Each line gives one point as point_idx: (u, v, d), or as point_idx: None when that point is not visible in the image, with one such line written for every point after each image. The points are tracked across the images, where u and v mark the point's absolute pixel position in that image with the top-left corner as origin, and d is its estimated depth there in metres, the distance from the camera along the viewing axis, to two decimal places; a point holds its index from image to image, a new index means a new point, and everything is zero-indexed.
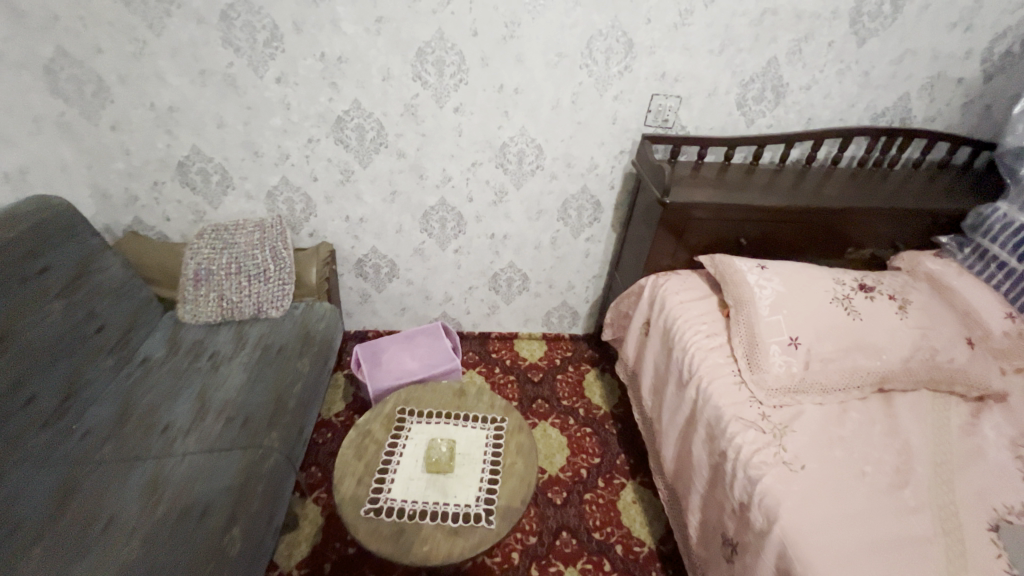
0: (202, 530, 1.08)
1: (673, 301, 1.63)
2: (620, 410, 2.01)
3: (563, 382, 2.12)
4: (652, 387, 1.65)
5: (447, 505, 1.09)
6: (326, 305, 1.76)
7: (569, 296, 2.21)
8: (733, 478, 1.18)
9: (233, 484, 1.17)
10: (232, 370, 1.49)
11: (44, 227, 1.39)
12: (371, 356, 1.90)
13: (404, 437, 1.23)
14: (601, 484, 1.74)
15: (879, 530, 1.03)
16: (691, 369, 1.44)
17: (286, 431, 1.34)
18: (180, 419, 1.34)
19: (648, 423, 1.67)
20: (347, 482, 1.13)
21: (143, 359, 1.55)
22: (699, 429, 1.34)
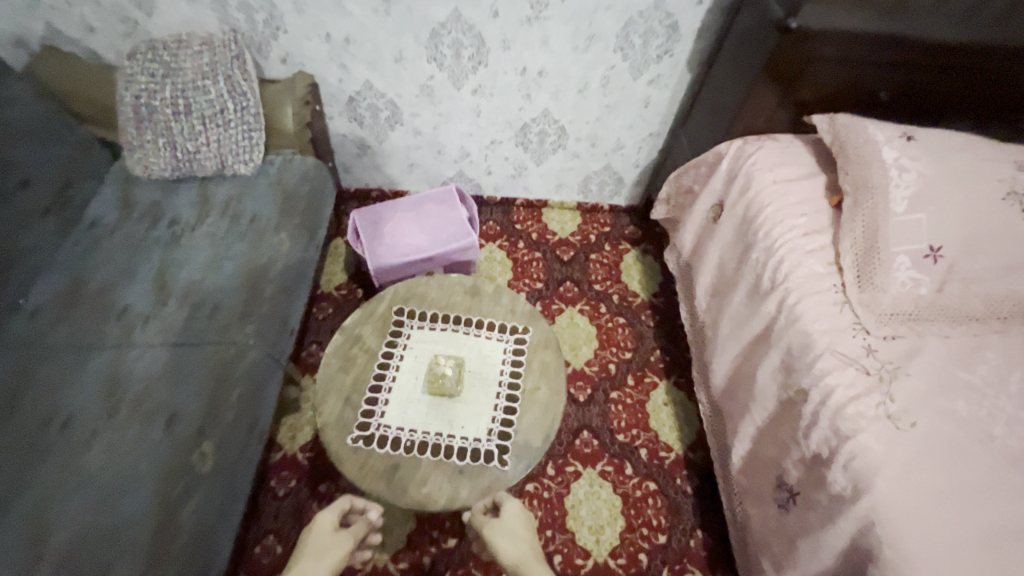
0: (169, 442, 0.92)
1: (763, 181, 1.21)
2: (662, 301, 1.74)
3: (597, 263, 1.81)
4: (712, 288, 1.33)
5: (453, 438, 0.90)
6: (308, 159, 1.38)
7: (615, 159, 1.76)
8: (811, 424, 0.94)
9: (203, 389, 0.98)
10: (195, 244, 1.21)
11: None
12: (372, 224, 1.59)
13: (402, 347, 1.00)
14: (630, 383, 1.55)
15: (1005, 516, 0.79)
16: (776, 278, 1.10)
17: (266, 323, 1.10)
18: (140, 302, 1.11)
19: (697, 327, 1.40)
20: (331, 401, 0.93)
21: (93, 222, 1.27)
22: (773, 354, 1.06)
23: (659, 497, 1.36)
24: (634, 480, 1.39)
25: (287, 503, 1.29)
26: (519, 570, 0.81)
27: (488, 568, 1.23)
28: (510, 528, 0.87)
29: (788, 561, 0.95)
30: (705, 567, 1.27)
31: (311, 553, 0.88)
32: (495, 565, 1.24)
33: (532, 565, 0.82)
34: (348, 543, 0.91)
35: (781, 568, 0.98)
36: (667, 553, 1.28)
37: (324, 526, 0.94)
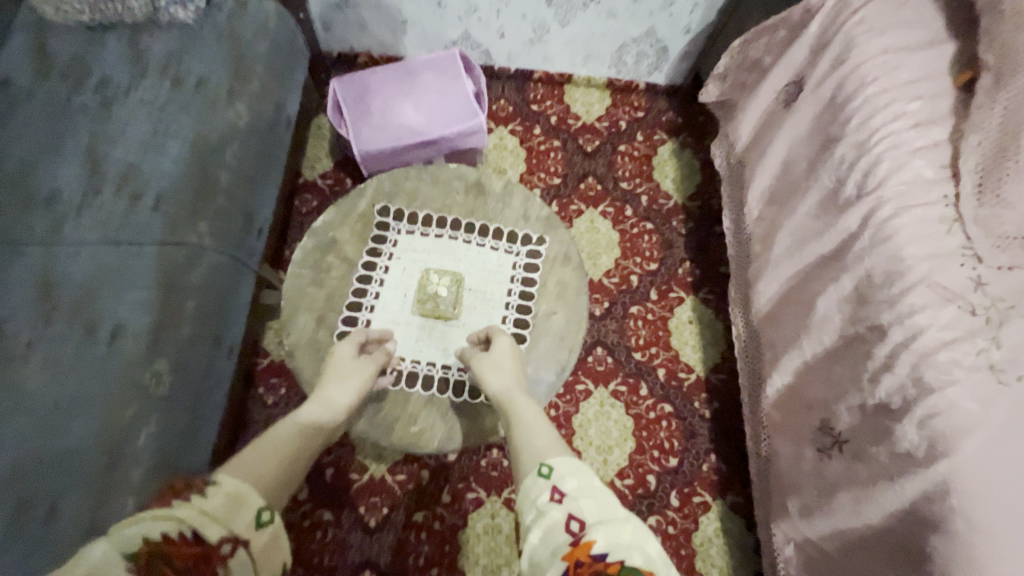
0: (117, 358, 0.78)
1: (869, 50, 0.90)
2: (698, 205, 1.49)
3: (626, 156, 1.54)
4: (770, 193, 1.09)
5: (447, 371, 0.81)
6: (269, 6, 1.07)
7: (661, 21, 1.39)
8: (882, 368, 0.77)
9: (152, 298, 0.83)
10: (131, 115, 0.96)
11: None
12: (358, 97, 1.30)
13: (387, 256, 0.84)
14: (653, 298, 1.38)
15: None
16: (865, 184, 0.86)
17: (225, 222, 0.93)
18: (69, 188, 0.91)
19: (741, 239, 1.19)
20: (301, 321, 0.78)
21: (3, 82, 1.01)
22: (844, 280, 0.86)
23: (673, 419, 1.27)
24: (648, 401, 1.28)
25: (277, 412, 1.20)
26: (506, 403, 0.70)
27: (488, 484, 1.18)
28: (498, 359, 0.75)
29: (824, 510, 0.85)
30: (716, 491, 1.21)
31: (327, 376, 0.73)
32: (496, 480, 1.19)
33: (520, 398, 0.71)
34: (370, 367, 0.74)
35: (809, 511, 0.89)
36: (677, 477, 1.22)
37: (343, 353, 0.75)
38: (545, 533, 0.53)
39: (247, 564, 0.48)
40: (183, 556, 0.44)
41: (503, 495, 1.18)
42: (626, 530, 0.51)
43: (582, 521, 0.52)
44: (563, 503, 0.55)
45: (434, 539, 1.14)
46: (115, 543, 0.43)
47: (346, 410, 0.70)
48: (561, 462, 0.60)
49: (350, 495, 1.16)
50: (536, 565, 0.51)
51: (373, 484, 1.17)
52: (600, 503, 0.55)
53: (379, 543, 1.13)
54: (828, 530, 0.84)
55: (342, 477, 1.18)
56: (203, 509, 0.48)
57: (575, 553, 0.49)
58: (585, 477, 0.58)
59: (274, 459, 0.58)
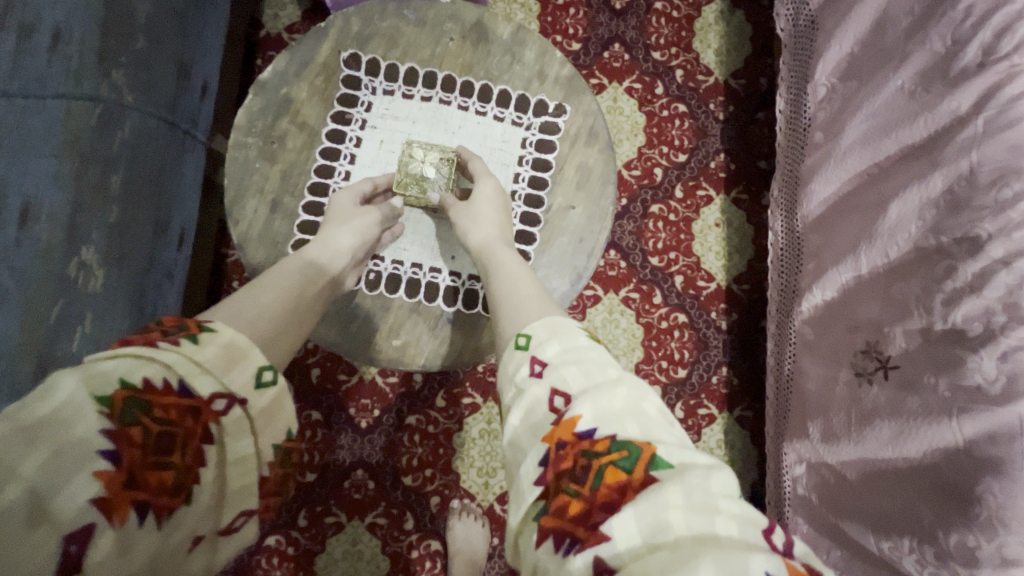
0: (30, 245, 0.63)
1: None
2: (742, 84, 1.24)
3: (662, 17, 1.25)
4: (849, 64, 0.86)
5: (438, 276, 0.69)
6: None
7: None
8: (966, 289, 0.64)
9: (64, 170, 0.65)
10: None
11: None
12: None
13: (360, 124, 0.69)
14: (679, 196, 1.20)
15: None
16: (995, 48, 0.64)
17: (147, 72, 0.74)
18: None
19: (797, 127, 0.98)
20: (253, 206, 0.66)
21: None
22: (935, 178, 0.69)
23: (687, 329, 1.17)
24: (661, 309, 1.17)
25: None
26: (486, 260, 0.62)
27: (484, 390, 1.12)
28: (478, 208, 0.65)
29: (853, 439, 0.78)
30: (723, 404, 1.15)
31: (327, 222, 0.63)
32: (493, 387, 1.12)
33: (502, 251, 0.63)
34: (374, 214, 0.64)
35: (834, 437, 0.82)
36: (685, 389, 1.15)
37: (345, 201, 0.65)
38: (527, 412, 0.49)
39: (244, 423, 0.44)
40: (167, 407, 0.39)
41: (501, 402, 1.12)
42: (617, 395, 0.47)
43: (567, 396, 0.48)
44: (544, 378, 0.50)
45: (428, 442, 1.10)
46: (87, 378, 0.37)
47: (353, 256, 0.62)
48: (539, 328, 0.53)
49: (339, 396, 1.10)
50: (518, 444, 0.48)
51: (363, 386, 1.11)
52: (585, 368, 0.50)
53: (370, 444, 1.09)
54: (853, 459, 0.78)
55: (329, 378, 1.11)
56: (194, 358, 0.42)
57: (557, 432, 0.46)
58: (568, 341, 0.52)
59: (275, 313, 0.52)
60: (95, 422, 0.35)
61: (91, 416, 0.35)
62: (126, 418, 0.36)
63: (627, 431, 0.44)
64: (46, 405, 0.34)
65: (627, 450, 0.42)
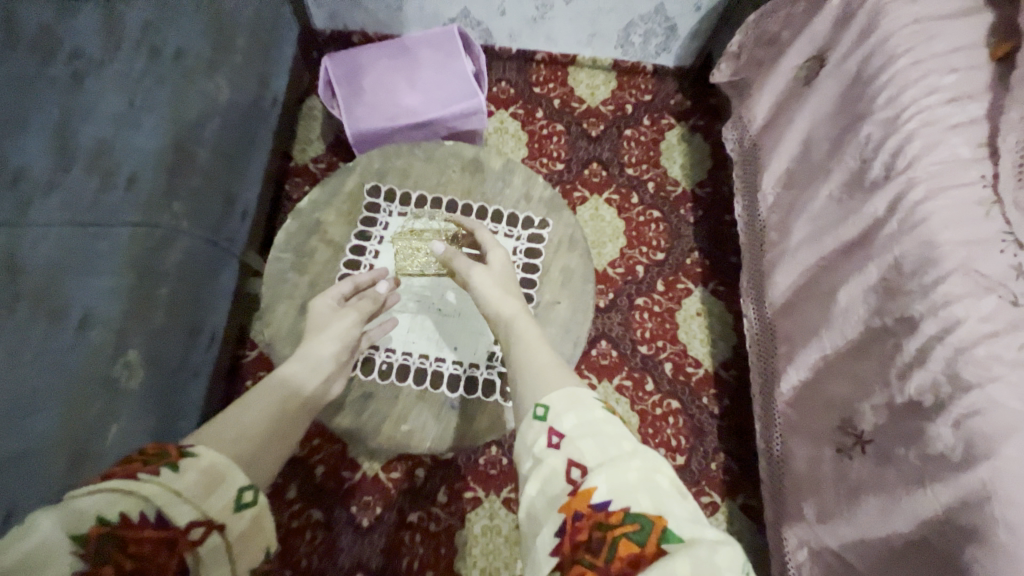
0: (80, 347, 0.73)
1: (899, 20, 0.83)
2: (707, 191, 1.43)
3: (631, 142, 1.47)
4: (788, 175, 1.02)
5: (441, 364, 0.77)
6: None
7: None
8: (914, 363, 0.71)
9: (122, 284, 0.78)
10: (103, 83, 0.90)
11: None
12: (349, 77, 1.24)
13: (377, 240, 0.82)
14: (660, 289, 1.32)
15: None
16: (894, 164, 0.79)
17: (201, 203, 0.90)
18: (32, 166, 0.85)
19: (755, 227, 1.12)
20: (283, 309, 0.76)
21: None
22: (870, 268, 0.80)
23: (680, 416, 1.21)
24: (654, 396, 1.22)
25: None
26: (508, 329, 0.68)
27: (486, 483, 1.13)
28: (494, 281, 0.73)
29: (848, 518, 0.80)
30: (725, 492, 1.16)
31: (310, 333, 0.69)
32: (495, 479, 1.14)
33: (522, 325, 0.67)
34: (352, 316, 0.71)
35: (829, 516, 0.84)
36: (684, 476, 1.16)
37: (322, 309, 0.72)
38: (544, 483, 0.49)
39: (220, 550, 0.44)
40: (141, 542, 0.39)
41: (502, 495, 1.13)
42: (632, 468, 0.47)
43: (583, 467, 0.48)
44: (561, 449, 0.50)
45: (430, 540, 1.08)
46: (62, 517, 0.37)
47: (335, 362, 0.67)
48: (558, 399, 0.54)
49: (342, 494, 1.11)
50: (534, 513, 0.48)
51: (365, 482, 1.12)
52: (601, 441, 0.50)
53: (371, 545, 1.07)
54: (851, 538, 0.79)
55: (333, 475, 1.12)
56: (175, 488, 0.42)
57: (573, 503, 0.45)
58: (585, 413, 0.53)
59: (258, 428, 0.53)
60: (68, 566, 0.36)
61: (63, 558, 0.36)
62: (100, 558, 0.38)
63: (641, 504, 0.43)
64: (23, 545, 0.36)
65: (641, 522, 0.42)
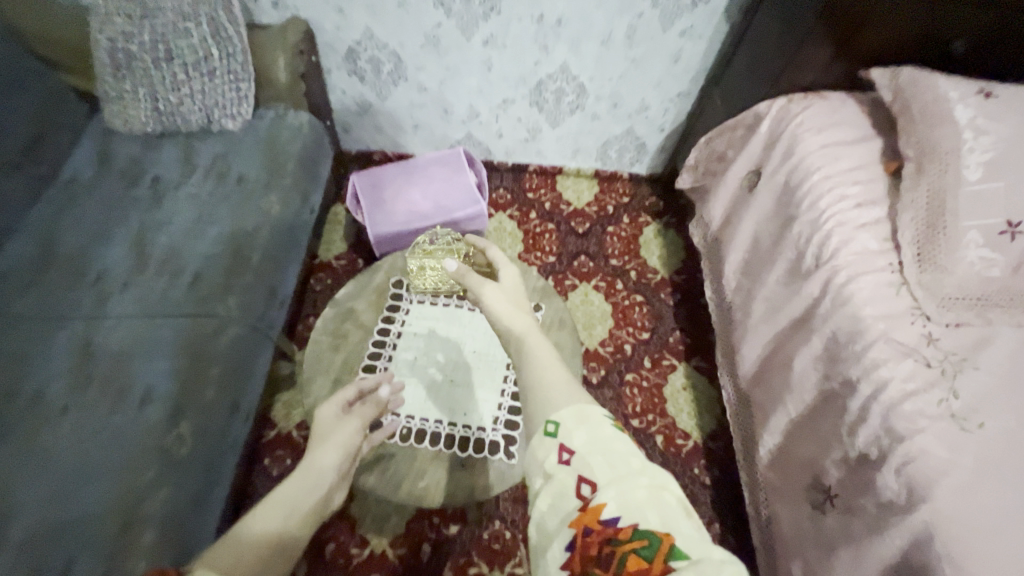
0: (141, 421, 0.86)
1: (810, 146, 1.07)
2: (683, 278, 1.62)
3: (614, 236, 1.69)
4: (744, 264, 1.21)
5: (454, 427, 0.87)
6: (303, 118, 1.28)
7: (638, 122, 1.61)
8: (857, 420, 0.83)
9: (180, 366, 0.92)
10: (177, 203, 1.13)
11: None
12: (372, 190, 1.48)
13: (399, 322, 0.96)
14: (647, 365, 1.45)
15: None
16: (821, 255, 0.98)
17: (250, 294, 1.05)
18: (115, 269, 1.04)
19: (723, 307, 1.29)
20: (319, 382, 0.89)
21: (71, 180, 1.18)
22: (814, 340, 0.95)
23: None
24: None
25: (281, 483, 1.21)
26: (520, 343, 0.61)
27: (491, 558, 1.17)
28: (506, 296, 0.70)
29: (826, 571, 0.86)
30: None
31: (314, 442, 0.72)
32: (499, 554, 1.17)
33: (534, 338, 0.62)
34: (353, 426, 0.74)
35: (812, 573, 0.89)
36: None
37: (328, 416, 0.76)
38: (554, 498, 0.48)
39: None
40: None
41: (507, 570, 1.16)
42: (641, 484, 0.46)
43: (593, 483, 0.47)
44: (572, 466, 0.49)
45: None
46: None
47: (336, 474, 0.69)
48: (568, 414, 0.51)
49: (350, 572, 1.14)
50: (543, 527, 0.47)
51: (374, 559, 1.16)
52: (611, 458, 0.49)
53: None
54: None
55: (342, 552, 1.16)
56: None
57: (583, 519, 0.45)
58: (595, 427, 0.50)
59: (253, 554, 0.54)
60: None
61: None
62: None
63: (650, 521, 0.43)
64: None
65: (650, 539, 0.42)
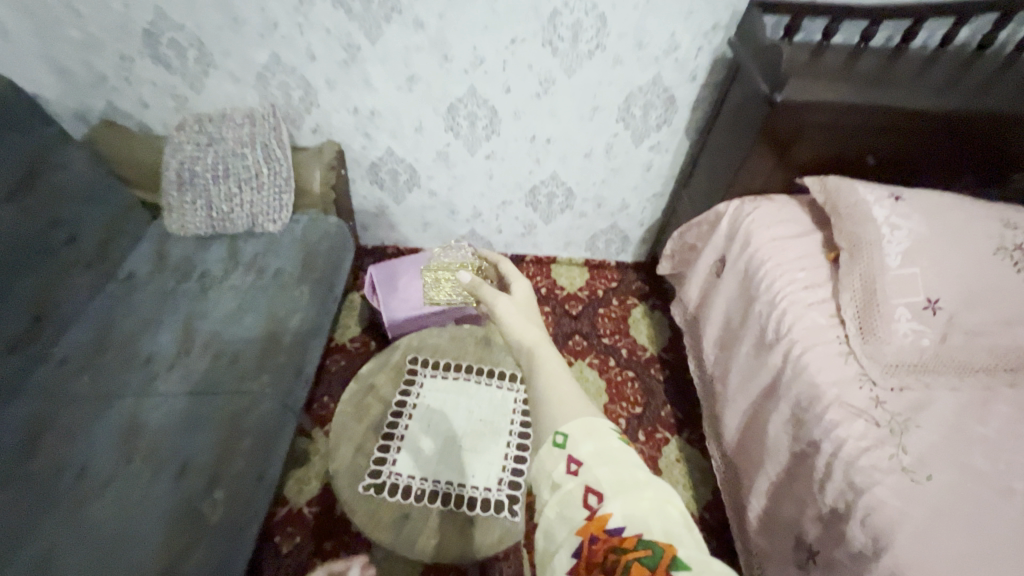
0: (178, 490, 0.95)
1: (762, 238, 1.27)
2: (671, 355, 1.75)
3: (605, 317, 1.85)
4: (719, 340, 1.36)
5: (463, 488, 0.96)
6: (333, 220, 1.50)
7: (621, 218, 1.85)
8: (825, 478, 0.93)
9: (216, 439, 1.03)
10: (221, 294, 1.30)
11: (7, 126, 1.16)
12: (387, 279, 1.66)
13: (415, 395, 1.08)
14: (641, 438, 1.53)
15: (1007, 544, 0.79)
16: (779, 330, 1.13)
17: (280, 373, 1.16)
18: (163, 352, 1.18)
19: (706, 380, 1.41)
20: (343, 450, 0.99)
21: (128, 275, 1.36)
22: (782, 406, 1.06)
23: None
24: None
25: (290, 561, 1.25)
26: (531, 355, 0.62)
27: None
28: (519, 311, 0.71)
29: None
30: None
31: None
32: None
33: (546, 351, 0.61)
34: None
35: None
36: None
37: None
38: (561, 507, 0.48)
39: None
40: None
41: None
42: (646, 497, 0.46)
43: (599, 494, 0.47)
44: (580, 476, 0.49)
45: None
46: None
47: None
48: (576, 426, 0.52)
49: None
50: (550, 535, 0.47)
51: None
52: (617, 470, 0.49)
53: None
54: None
55: None
56: None
57: (589, 527, 0.45)
58: (603, 439, 0.51)
59: None
60: None
61: None
62: None
63: (653, 532, 0.44)
64: None
65: (653, 549, 0.42)
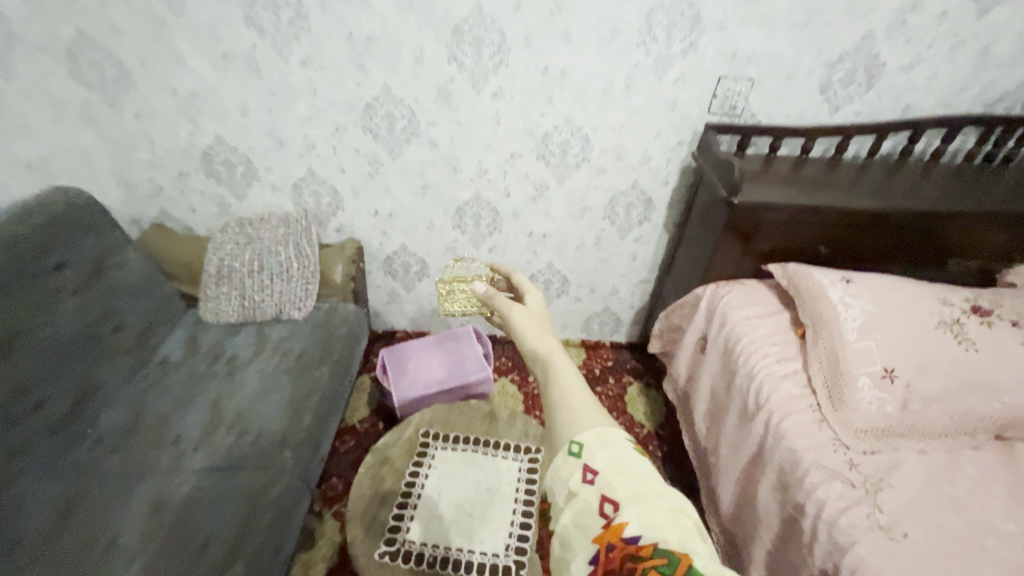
0: (200, 564, 1.00)
1: (737, 317, 1.42)
2: (667, 431, 1.83)
3: (602, 395, 1.94)
4: (707, 413, 1.46)
5: (472, 554, 1.01)
6: (351, 307, 1.66)
7: (612, 301, 2.02)
8: (812, 540, 0.99)
9: (238, 513, 1.09)
10: (247, 376, 1.42)
11: (84, 232, 1.36)
12: (398, 361, 1.79)
13: (427, 465, 1.16)
14: None
15: None
16: (758, 400, 1.24)
17: (300, 450, 1.25)
18: (191, 431, 1.27)
19: (700, 452, 1.48)
20: (360, 519, 1.05)
21: (163, 360, 1.49)
22: (768, 473, 1.14)
23: None
24: None
25: None
26: (546, 362, 0.69)
27: None
28: (532, 321, 0.79)
29: None
30: None
31: None
32: None
33: (559, 359, 0.69)
34: None
35: None
36: None
37: None
38: (578, 514, 0.53)
39: None
40: None
41: None
42: (659, 508, 0.50)
43: (615, 503, 0.52)
44: (595, 485, 0.54)
45: None
46: None
47: None
48: (591, 436, 0.57)
49: None
50: (568, 541, 0.52)
51: None
52: (631, 479, 0.54)
53: None
54: None
55: None
56: None
57: (605, 535, 0.49)
58: (617, 452, 0.56)
59: None
60: None
61: None
62: None
63: (667, 540, 0.47)
64: None
65: (668, 556, 0.45)
